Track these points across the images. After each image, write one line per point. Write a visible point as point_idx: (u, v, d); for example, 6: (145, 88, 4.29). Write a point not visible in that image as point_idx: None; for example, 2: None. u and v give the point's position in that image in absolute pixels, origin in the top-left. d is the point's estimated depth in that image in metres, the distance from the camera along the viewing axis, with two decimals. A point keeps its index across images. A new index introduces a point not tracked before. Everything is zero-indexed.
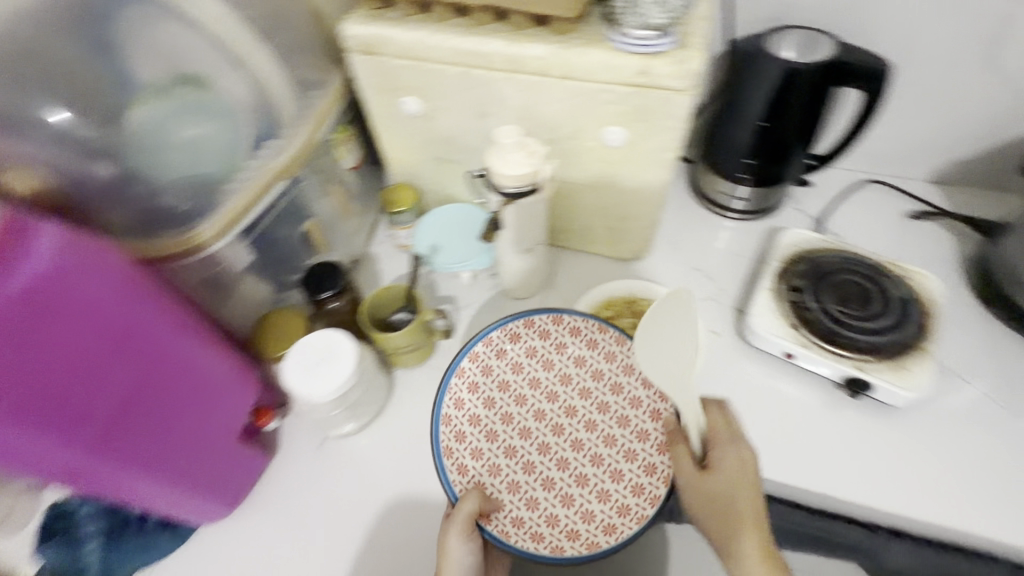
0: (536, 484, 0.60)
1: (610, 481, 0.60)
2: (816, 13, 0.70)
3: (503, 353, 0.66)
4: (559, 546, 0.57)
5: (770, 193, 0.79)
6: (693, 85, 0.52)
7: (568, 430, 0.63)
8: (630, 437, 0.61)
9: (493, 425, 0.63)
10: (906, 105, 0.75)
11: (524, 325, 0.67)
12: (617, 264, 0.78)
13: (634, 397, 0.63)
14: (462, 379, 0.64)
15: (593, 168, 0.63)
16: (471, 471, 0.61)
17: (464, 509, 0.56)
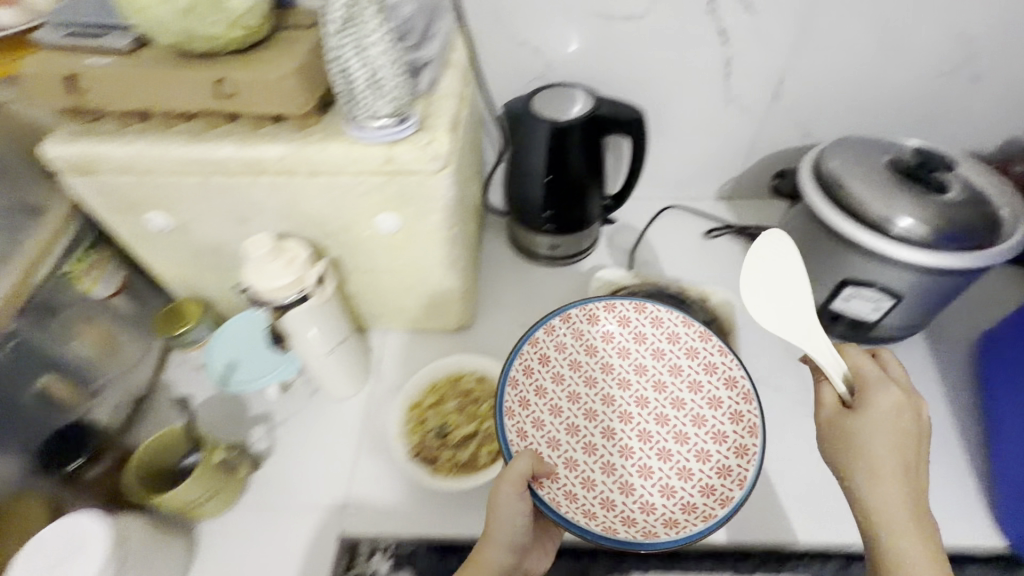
0: (589, 468, 0.64)
1: (693, 461, 0.63)
2: (575, 70, 0.74)
3: (608, 330, 0.70)
4: (613, 528, 0.58)
5: (579, 239, 0.81)
6: (444, 166, 0.51)
7: (654, 406, 0.67)
8: (724, 419, 0.64)
9: (557, 401, 0.66)
10: (676, 139, 0.82)
11: (604, 308, 0.69)
12: (446, 336, 0.75)
13: (727, 377, 0.66)
14: (550, 338, 0.67)
15: (380, 254, 0.60)
16: (542, 443, 0.63)
17: (519, 466, 0.53)
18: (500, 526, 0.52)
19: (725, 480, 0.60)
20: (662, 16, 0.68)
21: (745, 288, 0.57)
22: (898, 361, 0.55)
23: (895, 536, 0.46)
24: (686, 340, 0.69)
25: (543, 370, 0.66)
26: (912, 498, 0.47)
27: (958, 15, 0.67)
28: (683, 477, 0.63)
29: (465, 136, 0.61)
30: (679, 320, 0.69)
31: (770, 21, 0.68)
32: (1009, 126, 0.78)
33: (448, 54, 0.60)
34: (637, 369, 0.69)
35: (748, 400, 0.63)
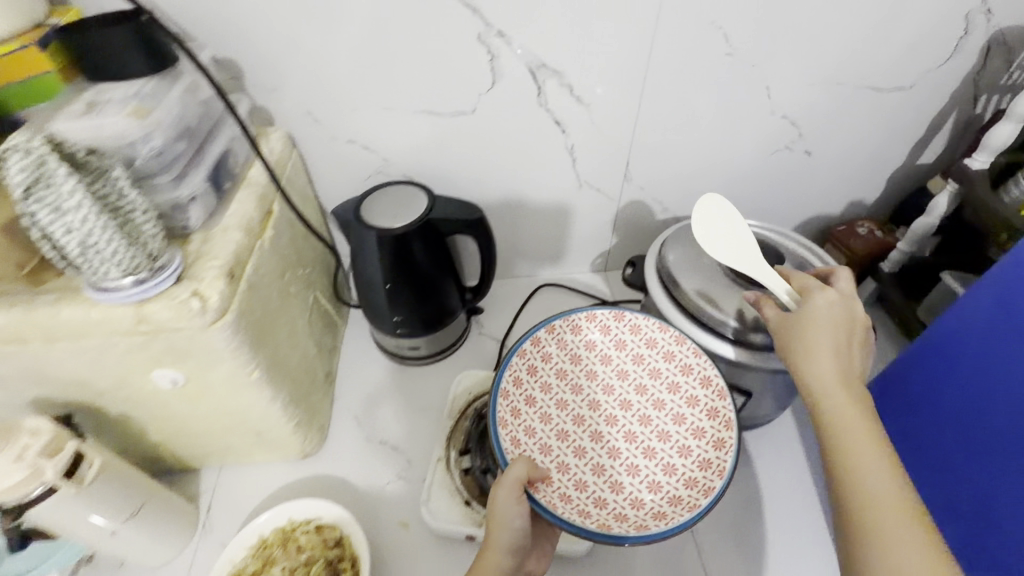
0: (584, 468, 0.57)
1: (659, 472, 0.55)
2: (416, 164, 0.69)
3: (590, 337, 0.63)
4: (604, 523, 0.50)
5: (443, 335, 0.75)
6: (215, 318, 0.43)
7: (637, 407, 0.60)
8: (699, 415, 0.57)
9: (547, 408, 0.60)
10: (539, 221, 0.80)
11: (586, 317, 0.63)
12: (292, 466, 0.66)
13: (702, 376, 0.58)
14: (524, 359, 0.60)
15: (175, 405, 0.51)
16: (536, 450, 0.56)
17: (514, 472, 0.50)
18: (502, 526, 0.48)
19: (707, 472, 0.53)
20: (493, 110, 0.65)
21: (701, 229, 0.59)
22: (851, 278, 0.54)
23: (841, 432, 0.43)
24: (663, 344, 0.61)
25: (531, 380, 0.60)
26: (843, 369, 0.46)
27: (781, 97, 0.68)
28: (667, 472, 0.55)
29: (273, 259, 0.54)
30: (655, 326, 0.61)
31: (605, 110, 0.67)
32: (850, 190, 0.81)
33: (243, 171, 0.53)
34: (620, 372, 0.62)
35: (721, 398, 0.56)
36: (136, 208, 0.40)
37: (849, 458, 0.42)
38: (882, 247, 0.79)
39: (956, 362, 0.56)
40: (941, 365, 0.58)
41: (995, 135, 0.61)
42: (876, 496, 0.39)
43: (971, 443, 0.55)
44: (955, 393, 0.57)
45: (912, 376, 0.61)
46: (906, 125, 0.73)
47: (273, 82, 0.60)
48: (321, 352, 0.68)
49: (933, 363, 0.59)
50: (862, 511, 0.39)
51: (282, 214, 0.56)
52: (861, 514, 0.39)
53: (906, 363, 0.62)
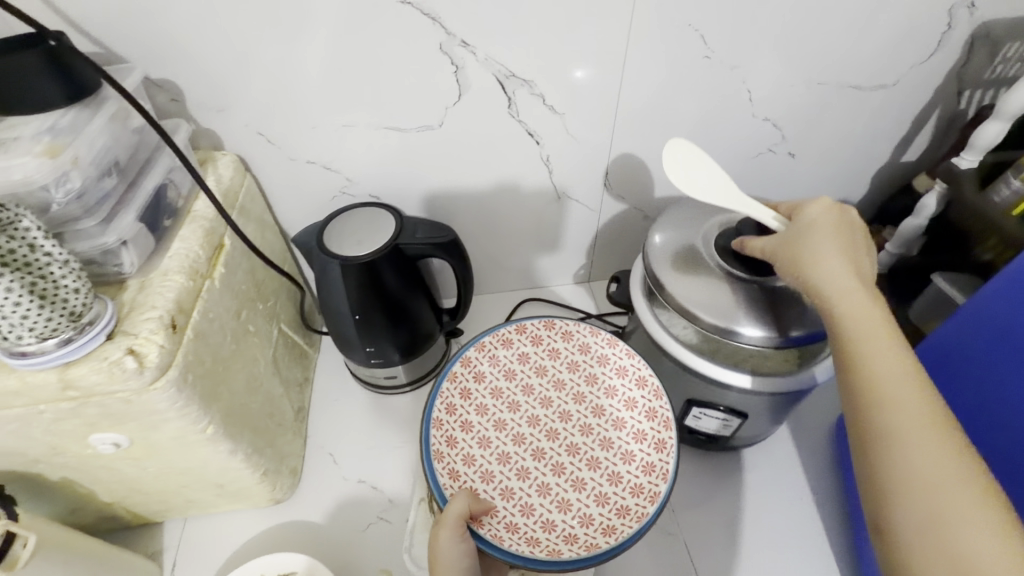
0: (529, 490, 0.51)
1: (605, 483, 0.52)
2: (383, 183, 0.65)
3: (522, 350, 0.60)
4: (554, 549, 0.48)
5: (420, 362, 0.71)
6: (154, 378, 0.39)
7: (577, 416, 0.56)
8: (640, 418, 0.55)
9: (485, 431, 0.54)
10: (516, 234, 0.76)
11: (515, 330, 0.61)
12: (263, 513, 0.61)
13: (635, 376, 0.57)
14: (454, 385, 0.57)
15: (122, 466, 0.46)
16: (477, 479, 0.52)
17: (453, 509, 0.48)
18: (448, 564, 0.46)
19: (651, 477, 0.52)
20: (461, 124, 0.61)
21: (682, 175, 0.51)
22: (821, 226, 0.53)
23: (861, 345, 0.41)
24: (596, 349, 0.60)
25: (464, 405, 0.56)
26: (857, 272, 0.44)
27: (763, 99, 0.65)
28: (614, 485, 0.52)
29: (225, 299, 0.49)
30: (588, 331, 0.61)
31: (580, 119, 0.63)
32: (835, 190, 0.79)
33: (187, 204, 0.48)
34: (556, 381, 0.58)
35: (657, 397, 0.56)
36: (52, 263, 0.36)
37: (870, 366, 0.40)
38: (870, 249, 0.76)
39: (961, 385, 0.54)
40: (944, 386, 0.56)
41: (982, 135, 0.60)
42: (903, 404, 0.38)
43: None
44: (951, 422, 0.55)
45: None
46: (890, 123, 0.71)
47: (219, 101, 0.55)
48: (288, 389, 0.63)
49: (935, 384, 0.57)
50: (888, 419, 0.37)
51: (234, 247, 0.52)
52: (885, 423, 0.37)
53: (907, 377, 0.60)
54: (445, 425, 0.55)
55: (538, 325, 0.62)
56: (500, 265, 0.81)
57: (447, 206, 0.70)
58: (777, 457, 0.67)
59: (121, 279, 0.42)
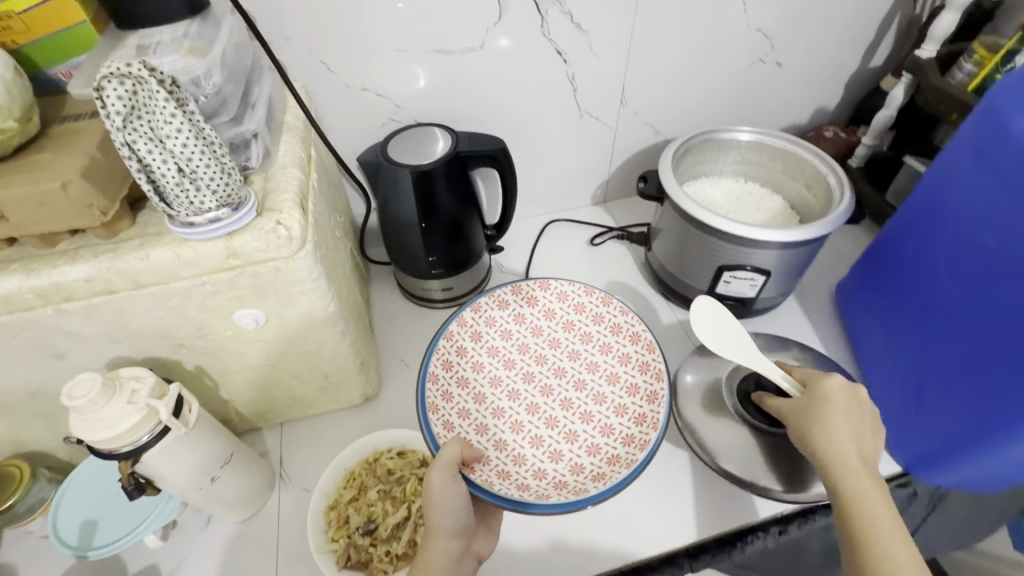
0: (522, 442, 0.63)
1: (597, 436, 0.63)
2: (428, 108, 0.71)
3: (517, 311, 0.72)
4: (544, 493, 0.57)
5: (470, 276, 0.78)
6: (299, 247, 0.45)
7: (570, 373, 0.69)
8: (633, 372, 0.67)
9: (480, 387, 0.67)
10: (543, 156, 0.84)
11: (510, 292, 0.73)
12: (353, 412, 0.68)
13: (630, 332, 0.70)
14: (450, 342, 0.68)
15: (250, 351, 0.52)
16: (472, 431, 0.63)
17: (447, 453, 0.53)
18: (442, 508, 0.52)
19: (643, 427, 0.62)
20: (500, 44, 0.67)
21: (705, 338, 0.62)
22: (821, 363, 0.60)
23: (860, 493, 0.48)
24: (591, 307, 0.72)
25: (461, 362, 0.68)
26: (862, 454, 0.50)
27: (756, 11, 0.74)
28: (605, 435, 0.63)
29: (322, 201, 0.55)
30: (582, 292, 0.73)
31: (601, 36, 0.71)
32: (815, 97, 0.89)
33: (280, 116, 0.54)
34: (551, 342, 0.71)
35: (650, 350, 0.67)
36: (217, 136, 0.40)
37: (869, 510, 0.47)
38: (849, 146, 0.89)
39: (941, 228, 0.60)
40: (930, 230, 0.61)
41: (939, 25, 0.71)
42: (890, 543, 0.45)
43: (917, 309, 0.63)
44: (939, 265, 0.60)
45: (904, 246, 0.65)
46: (860, 30, 0.82)
47: (284, 30, 0.59)
48: (361, 301, 0.70)
49: (921, 230, 0.63)
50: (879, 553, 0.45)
51: (319, 159, 0.57)
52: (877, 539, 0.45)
53: (901, 232, 0.66)
54: (440, 378, 0.65)
55: (530, 286, 0.73)
56: (527, 189, 0.89)
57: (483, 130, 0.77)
58: (789, 322, 0.78)
59: (248, 173, 0.47)
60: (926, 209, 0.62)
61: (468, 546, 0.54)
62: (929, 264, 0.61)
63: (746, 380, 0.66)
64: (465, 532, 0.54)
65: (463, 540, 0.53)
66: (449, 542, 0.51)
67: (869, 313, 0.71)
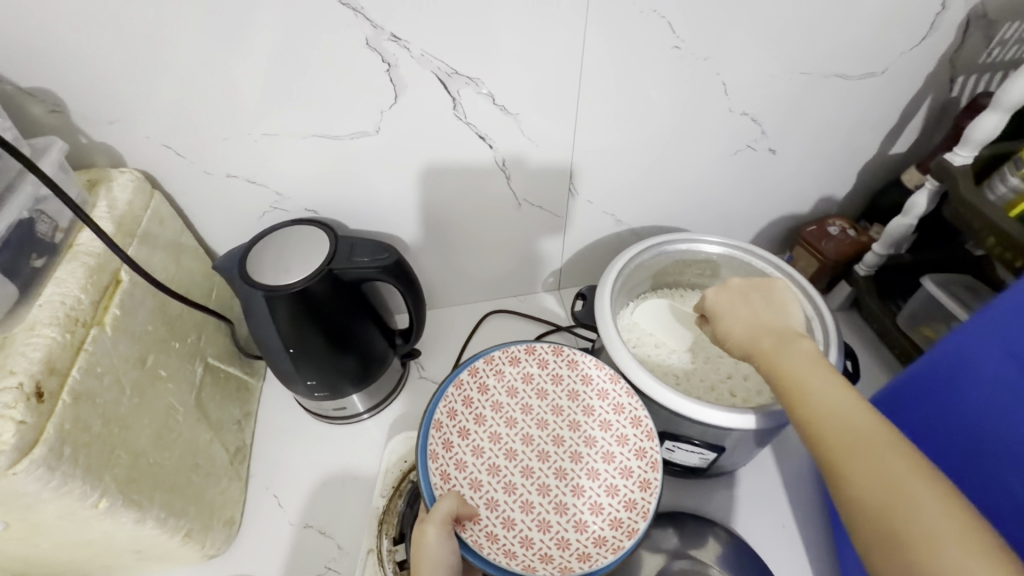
0: (513, 505, 0.47)
1: (590, 515, 0.46)
2: (319, 196, 0.58)
3: (528, 370, 0.53)
4: (530, 565, 0.43)
5: (376, 388, 0.64)
6: (11, 462, 0.32)
7: (569, 443, 0.50)
8: (628, 454, 0.49)
9: (481, 441, 0.49)
10: (477, 244, 0.69)
11: (526, 350, 0.54)
12: (198, 569, 0.55)
13: (631, 415, 0.50)
14: (460, 391, 0.52)
15: (5, 546, 0.40)
16: (465, 486, 0.47)
17: (442, 507, 0.43)
18: (432, 566, 0.41)
19: (632, 514, 0.46)
20: (401, 128, 0.54)
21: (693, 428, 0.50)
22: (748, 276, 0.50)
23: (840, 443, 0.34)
24: (598, 382, 0.52)
25: (466, 411, 0.51)
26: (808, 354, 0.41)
27: (739, 92, 0.59)
28: (595, 514, 0.46)
29: (124, 345, 0.42)
30: (592, 361, 0.53)
31: (538, 119, 0.56)
32: (820, 185, 0.73)
33: (66, 239, 0.41)
34: (555, 407, 0.52)
35: (649, 437, 0.49)
36: None
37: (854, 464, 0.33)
38: (857, 249, 0.72)
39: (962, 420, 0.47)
40: (953, 403, 0.48)
41: (979, 128, 0.54)
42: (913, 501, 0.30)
43: None
44: (956, 453, 0.47)
45: (921, 403, 0.51)
46: (877, 115, 0.65)
47: (110, 113, 0.47)
48: (220, 430, 0.57)
49: (942, 398, 0.49)
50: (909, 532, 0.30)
51: (134, 283, 0.44)
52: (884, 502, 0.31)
53: (913, 388, 0.52)
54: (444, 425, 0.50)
55: (550, 346, 0.55)
56: (463, 277, 0.74)
57: (396, 217, 0.63)
58: (761, 481, 0.62)
59: None
60: (949, 374, 0.48)
61: None
62: (945, 446, 0.48)
63: None
64: None
65: None
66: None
67: None
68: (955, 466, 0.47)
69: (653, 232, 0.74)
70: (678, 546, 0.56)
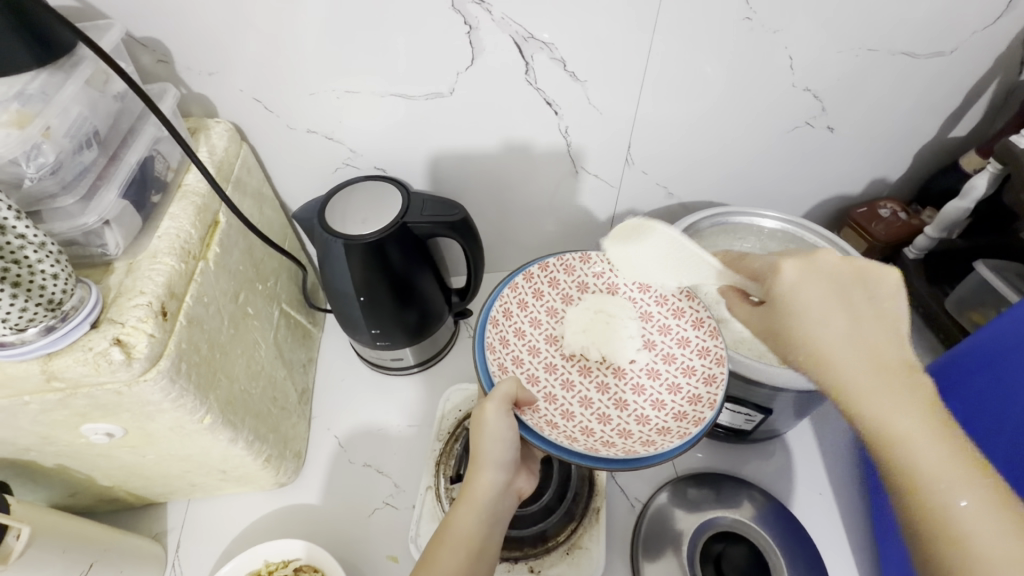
0: (572, 399, 0.51)
1: (648, 407, 0.50)
2: (389, 154, 0.60)
3: (584, 278, 0.56)
4: (593, 447, 0.45)
5: (430, 343, 0.67)
6: (143, 370, 0.36)
7: (626, 347, 0.54)
8: (690, 354, 0.51)
9: (536, 341, 0.53)
10: (530, 210, 0.71)
11: (579, 259, 0.57)
12: (266, 495, 0.60)
13: (692, 317, 0.53)
14: (515, 293, 0.53)
15: (117, 453, 0.45)
16: (524, 379, 0.51)
17: (502, 388, 0.44)
18: (492, 438, 0.44)
19: (697, 407, 0.48)
20: (474, 90, 0.56)
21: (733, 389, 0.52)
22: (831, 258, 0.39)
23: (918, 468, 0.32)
24: (656, 289, 0.55)
25: (522, 314, 0.54)
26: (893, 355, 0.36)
27: (804, 66, 0.59)
28: (656, 409, 0.50)
29: (223, 280, 0.46)
30: None
31: (604, 86, 0.58)
32: (875, 167, 0.73)
33: (176, 178, 0.45)
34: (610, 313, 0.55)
35: (713, 336, 0.51)
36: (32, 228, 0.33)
37: (935, 485, 0.31)
38: (908, 231, 0.72)
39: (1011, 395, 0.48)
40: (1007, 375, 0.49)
41: None
42: (989, 521, 0.30)
43: None
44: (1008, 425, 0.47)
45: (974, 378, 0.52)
46: (944, 95, 0.65)
47: (209, 65, 0.50)
48: (291, 370, 0.61)
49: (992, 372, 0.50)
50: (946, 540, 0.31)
51: (230, 225, 0.48)
52: (936, 509, 0.31)
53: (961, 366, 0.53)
54: (500, 323, 0.51)
55: (605, 257, 0.57)
56: (514, 243, 0.76)
57: (458, 179, 0.65)
58: (800, 451, 0.64)
59: (107, 261, 0.40)
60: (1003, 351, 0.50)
61: (511, 482, 0.48)
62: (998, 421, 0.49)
63: (734, 524, 0.56)
64: (515, 466, 0.47)
65: (510, 474, 0.46)
66: (499, 474, 0.44)
67: None
68: (1003, 452, 0.48)
69: (701, 206, 0.75)
70: (717, 503, 0.58)
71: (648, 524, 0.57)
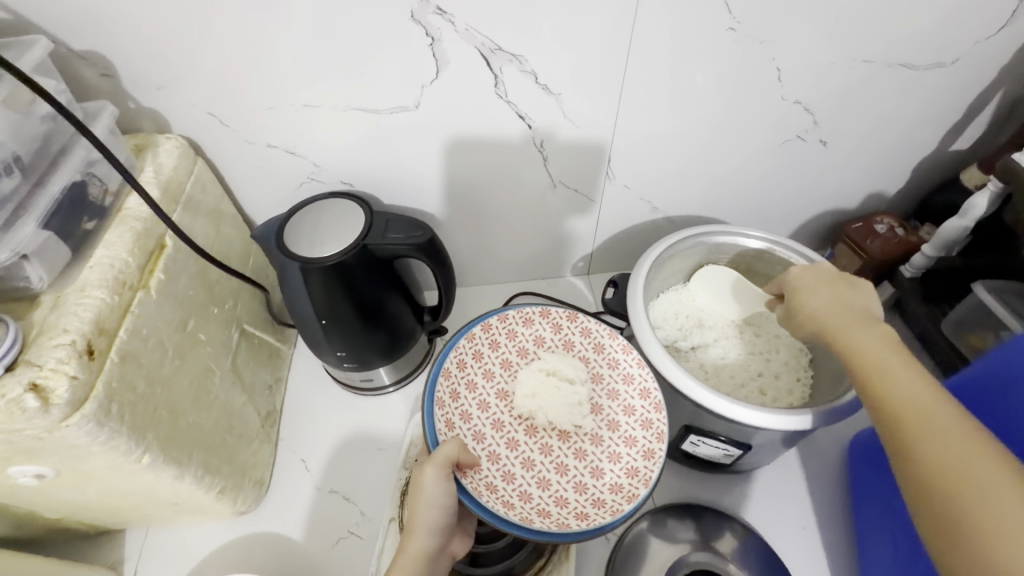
0: (515, 460, 0.47)
1: (588, 475, 0.46)
2: (356, 169, 0.58)
3: (541, 333, 0.53)
4: (527, 517, 0.43)
5: (403, 362, 0.65)
6: (65, 415, 0.34)
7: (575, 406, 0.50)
8: (634, 423, 0.48)
9: (487, 396, 0.49)
10: (508, 225, 0.69)
11: (539, 311, 0.53)
12: (227, 522, 0.58)
13: (640, 386, 0.49)
14: (471, 344, 0.51)
15: (54, 490, 0.42)
16: (468, 436, 0.47)
17: (446, 451, 0.42)
18: (428, 503, 0.42)
19: (634, 481, 0.45)
20: (442, 104, 0.53)
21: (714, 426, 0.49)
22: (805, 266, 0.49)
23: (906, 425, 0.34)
24: (610, 350, 0.52)
25: (475, 365, 0.50)
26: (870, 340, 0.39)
27: (794, 79, 0.56)
28: (597, 477, 0.46)
29: (167, 309, 0.44)
30: (608, 331, 0.53)
31: (581, 99, 0.55)
32: (871, 181, 0.69)
33: (115, 202, 0.43)
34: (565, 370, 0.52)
35: (656, 409, 0.48)
36: None
37: (921, 442, 0.32)
38: (905, 248, 0.69)
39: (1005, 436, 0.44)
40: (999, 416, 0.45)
41: None
42: (979, 470, 0.30)
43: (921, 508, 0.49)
44: None
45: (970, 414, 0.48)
46: (944, 108, 0.61)
47: (157, 79, 0.47)
48: (252, 393, 0.59)
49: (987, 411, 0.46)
50: (957, 500, 0.30)
51: (177, 250, 0.46)
52: (927, 459, 0.32)
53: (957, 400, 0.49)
54: (452, 374, 0.49)
55: (565, 313, 0.54)
56: (493, 257, 0.74)
57: (430, 194, 0.62)
58: (786, 481, 0.61)
59: (32, 294, 0.38)
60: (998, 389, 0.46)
61: (444, 547, 0.46)
62: None
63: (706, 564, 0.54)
64: (449, 530, 0.46)
65: (444, 539, 0.45)
66: (431, 539, 0.43)
67: (866, 462, 0.58)
68: None
69: (688, 220, 0.72)
70: (696, 538, 0.56)
71: (622, 561, 0.54)
